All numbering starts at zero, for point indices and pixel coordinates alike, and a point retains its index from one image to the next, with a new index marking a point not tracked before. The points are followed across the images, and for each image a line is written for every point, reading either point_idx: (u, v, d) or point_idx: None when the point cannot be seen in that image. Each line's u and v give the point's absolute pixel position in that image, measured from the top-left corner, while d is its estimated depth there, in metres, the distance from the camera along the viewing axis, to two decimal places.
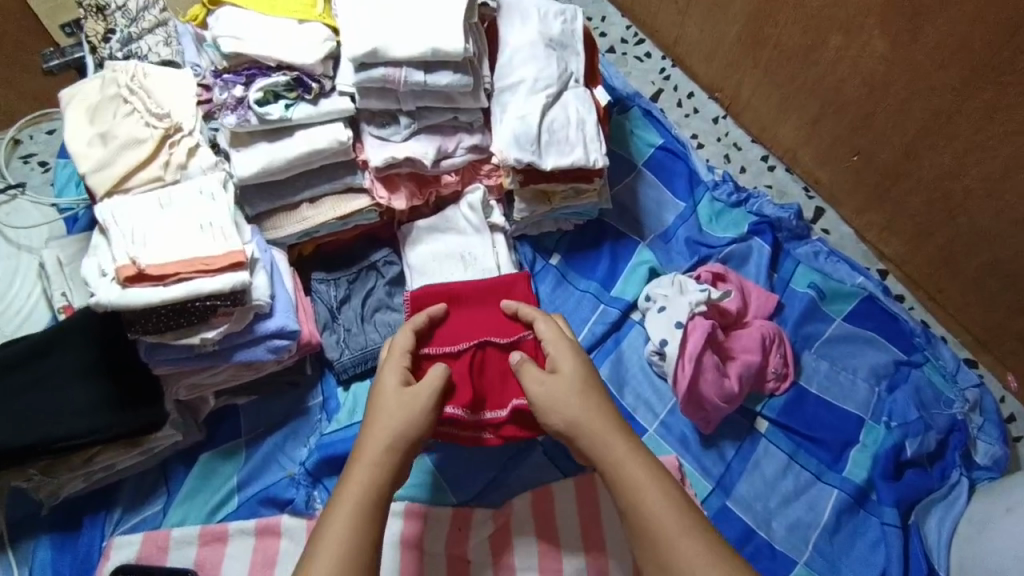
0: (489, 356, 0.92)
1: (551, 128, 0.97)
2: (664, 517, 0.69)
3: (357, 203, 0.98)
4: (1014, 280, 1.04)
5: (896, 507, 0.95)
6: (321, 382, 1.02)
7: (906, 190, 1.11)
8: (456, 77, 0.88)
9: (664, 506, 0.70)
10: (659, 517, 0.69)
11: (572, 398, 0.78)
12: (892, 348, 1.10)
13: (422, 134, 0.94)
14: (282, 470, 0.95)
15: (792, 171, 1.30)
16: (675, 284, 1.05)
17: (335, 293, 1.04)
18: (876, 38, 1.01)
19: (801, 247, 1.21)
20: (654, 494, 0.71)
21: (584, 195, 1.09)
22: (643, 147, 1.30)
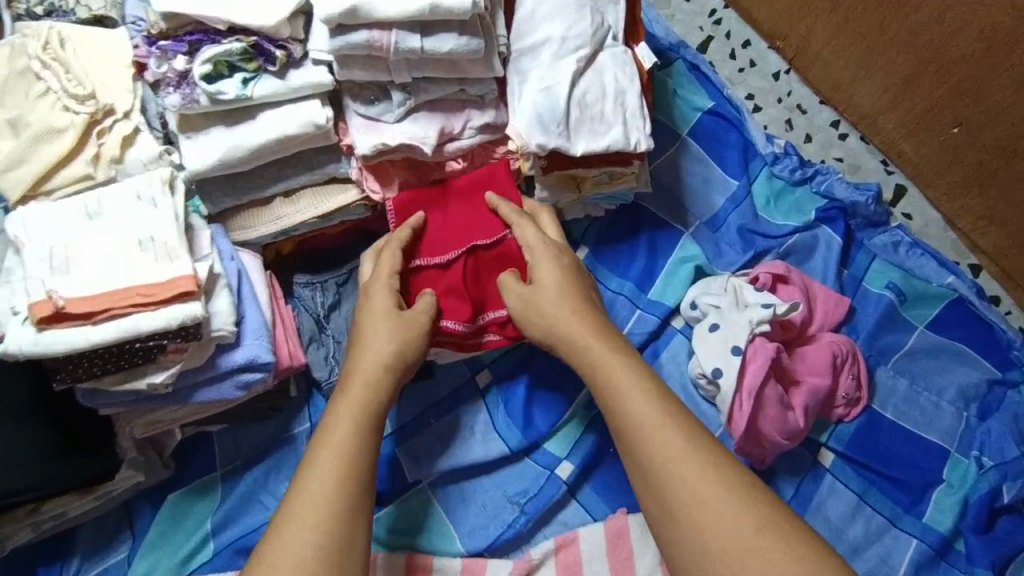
0: (477, 258, 0.81)
1: (582, 101, 0.77)
2: (642, 413, 0.63)
3: (344, 197, 0.80)
4: None
5: (990, 568, 0.79)
6: (308, 404, 0.88)
7: (1020, 172, 0.90)
8: (464, 41, 0.68)
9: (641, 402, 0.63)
10: (637, 412, 0.63)
11: (552, 308, 0.72)
12: (985, 364, 0.92)
13: (421, 112, 0.75)
14: (263, 512, 0.82)
15: (868, 141, 1.09)
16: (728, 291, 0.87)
17: (322, 300, 0.88)
18: None
19: (877, 237, 1.01)
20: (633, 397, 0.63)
21: (620, 179, 0.90)
22: (688, 112, 1.08)
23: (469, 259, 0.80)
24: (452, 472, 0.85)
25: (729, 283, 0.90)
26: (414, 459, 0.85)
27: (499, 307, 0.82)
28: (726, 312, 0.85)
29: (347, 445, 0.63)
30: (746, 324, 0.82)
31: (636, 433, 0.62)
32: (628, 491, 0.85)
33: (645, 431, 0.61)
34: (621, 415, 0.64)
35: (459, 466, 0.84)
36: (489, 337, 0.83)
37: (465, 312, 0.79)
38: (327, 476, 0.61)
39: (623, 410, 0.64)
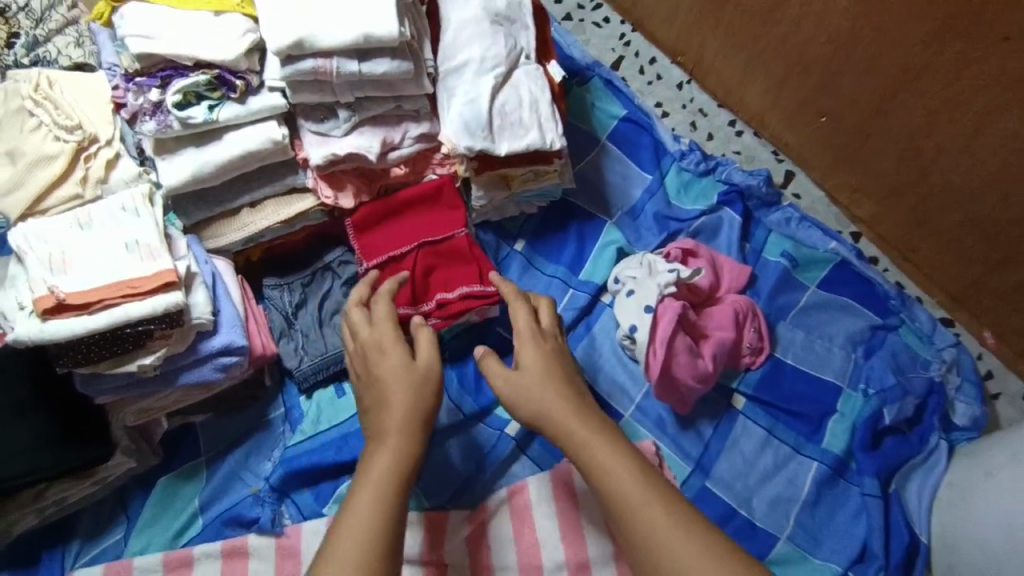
0: (434, 256, 0.96)
1: (502, 110, 0.92)
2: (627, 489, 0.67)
3: (302, 204, 0.92)
4: (989, 237, 0.98)
5: (876, 477, 0.93)
6: (282, 394, 0.99)
7: (876, 149, 1.06)
8: (395, 64, 0.82)
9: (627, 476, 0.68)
10: (623, 489, 0.67)
11: (537, 391, 0.74)
12: (867, 313, 1.07)
13: (365, 127, 0.89)
14: (246, 487, 0.92)
15: (760, 135, 1.26)
16: (643, 264, 1.01)
17: (289, 299, 1.00)
18: None
19: (771, 215, 1.17)
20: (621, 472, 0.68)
21: (544, 176, 1.04)
22: (605, 120, 1.24)
23: (425, 257, 0.95)
24: None
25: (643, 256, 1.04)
26: None
27: (447, 291, 0.94)
28: (641, 279, 0.99)
29: (382, 495, 0.66)
30: (656, 289, 0.96)
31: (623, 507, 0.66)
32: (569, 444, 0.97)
33: (637, 513, 0.65)
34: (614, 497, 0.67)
35: None
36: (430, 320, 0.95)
37: (406, 297, 0.93)
38: (358, 537, 0.62)
39: (609, 483, 0.68)
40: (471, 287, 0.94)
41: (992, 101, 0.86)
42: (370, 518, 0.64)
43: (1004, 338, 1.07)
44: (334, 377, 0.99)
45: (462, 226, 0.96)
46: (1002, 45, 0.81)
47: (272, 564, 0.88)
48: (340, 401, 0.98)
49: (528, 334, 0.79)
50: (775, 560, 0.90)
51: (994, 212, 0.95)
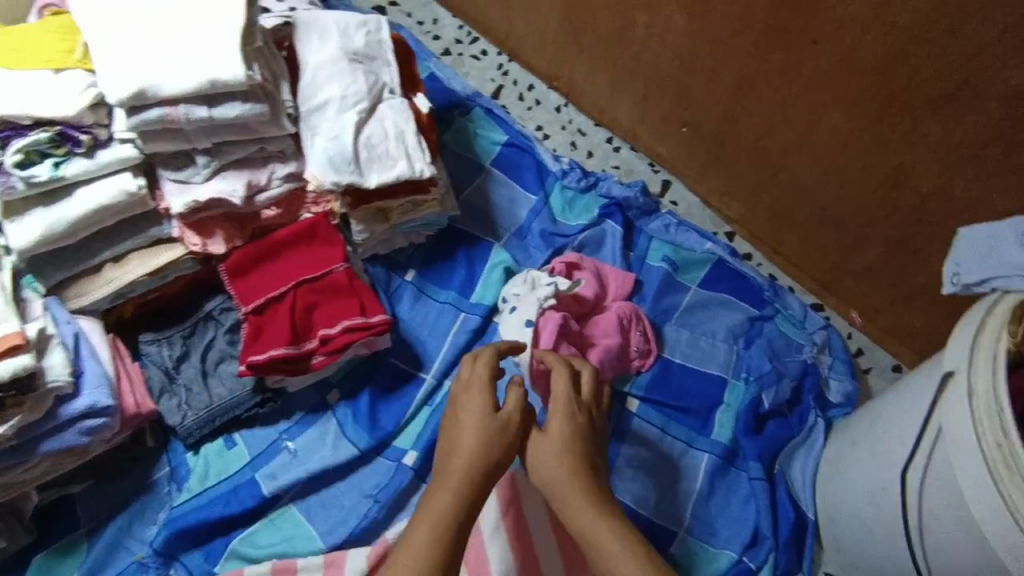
0: (314, 293, 0.95)
1: (368, 143, 0.94)
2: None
3: (170, 254, 0.91)
4: (837, 224, 1.07)
5: (760, 460, 0.97)
6: (167, 451, 0.96)
7: (733, 153, 1.14)
8: (248, 107, 0.83)
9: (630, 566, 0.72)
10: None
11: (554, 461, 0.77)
12: (744, 306, 1.13)
13: (227, 171, 0.89)
14: (130, 555, 0.89)
15: (636, 149, 1.33)
16: (527, 281, 1.05)
17: (169, 353, 0.97)
18: (675, 12, 1.04)
19: (652, 223, 1.22)
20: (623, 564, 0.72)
21: (423, 206, 1.06)
22: (488, 146, 1.28)
23: (304, 295, 0.95)
24: (310, 482, 0.95)
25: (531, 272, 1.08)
26: (274, 473, 0.95)
27: (330, 326, 0.94)
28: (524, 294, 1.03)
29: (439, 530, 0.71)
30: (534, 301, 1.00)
31: None
32: None
33: None
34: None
35: (314, 472, 0.95)
36: (316, 357, 0.94)
37: (287, 337, 0.92)
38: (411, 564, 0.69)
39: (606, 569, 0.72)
40: (354, 320, 0.94)
41: (814, 100, 0.96)
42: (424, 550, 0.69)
43: (870, 317, 1.14)
44: (223, 428, 0.98)
45: (341, 260, 0.97)
46: (812, 50, 0.91)
47: None
48: (229, 453, 0.97)
49: (566, 405, 0.82)
50: (676, 553, 0.92)
51: (836, 201, 1.04)
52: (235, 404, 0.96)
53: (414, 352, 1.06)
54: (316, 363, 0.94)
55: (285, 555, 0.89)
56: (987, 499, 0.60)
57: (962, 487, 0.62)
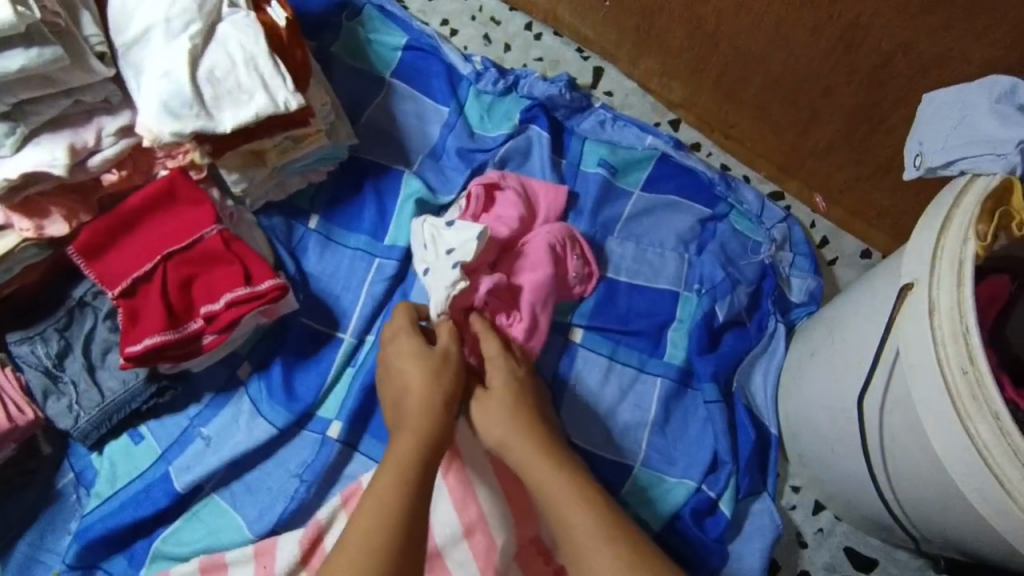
0: (189, 265, 0.83)
1: (211, 77, 0.76)
2: (585, 529, 0.67)
3: (2, 243, 0.77)
4: (790, 98, 0.92)
5: (715, 381, 0.89)
6: (69, 456, 0.87)
7: (665, 26, 0.97)
8: (33, 54, 0.66)
9: (588, 519, 0.67)
10: (579, 530, 0.67)
11: (499, 423, 0.75)
12: (695, 207, 1.00)
13: (43, 136, 0.73)
14: (47, 570, 0.82)
15: (560, 34, 1.13)
16: (429, 250, 0.85)
17: (46, 351, 0.84)
18: None
19: (584, 122, 1.06)
20: (576, 516, 0.68)
21: (307, 139, 0.90)
22: (386, 53, 1.09)
23: (177, 269, 0.82)
24: (231, 467, 0.86)
25: (428, 224, 0.87)
26: (188, 466, 0.85)
27: (212, 301, 0.82)
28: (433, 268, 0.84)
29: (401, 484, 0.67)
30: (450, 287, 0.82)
31: (577, 551, 0.66)
32: None
33: (589, 557, 0.65)
34: (569, 543, 0.67)
35: (231, 459, 0.86)
36: (206, 336, 0.83)
37: (164, 321, 0.80)
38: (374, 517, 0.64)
39: (561, 526, 0.68)
40: (237, 292, 0.82)
41: None
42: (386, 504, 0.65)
43: (834, 200, 1.00)
44: (126, 422, 0.88)
45: (213, 222, 0.83)
46: None
47: None
48: (137, 449, 0.87)
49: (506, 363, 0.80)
50: (633, 490, 0.85)
51: (788, 70, 0.88)
52: (132, 398, 0.85)
53: (327, 309, 0.94)
54: (208, 343, 0.83)
55: (214, 553, 0.82)
56: (954, 439, 0.51)
57: (933, 439, 0.53)
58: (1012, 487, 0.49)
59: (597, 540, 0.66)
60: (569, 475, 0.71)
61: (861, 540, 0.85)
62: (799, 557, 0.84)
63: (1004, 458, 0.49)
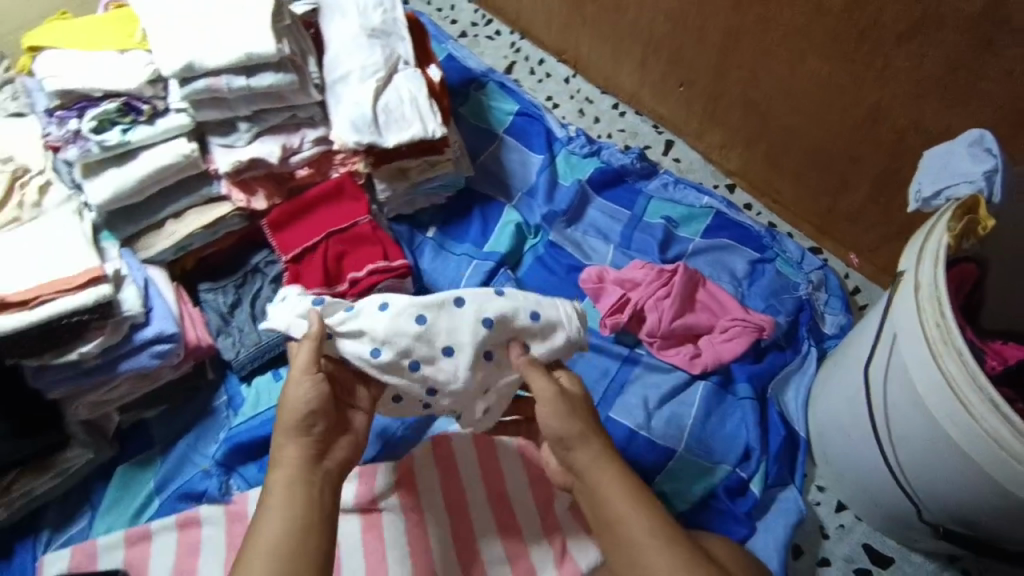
0: (344, 243, 1.08)
1: (386, 108, 1.06)
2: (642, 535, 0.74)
3: (221, 210, 1.05)
4: (827, 166, 1.13)
5: (750, 383, 1.05)
6: (224, 383, 1.09)
7: (726, 107, 1.22)
8: (280, 76, 0.97)
9: (645, 528, 0.75)
10: (637, 534, 0.75)
11: None
12: (746, 251, 1.20)
13: (266, 135, 1.03)
14: (196, 467, 1.02)
15: (641, 114, 1.41)
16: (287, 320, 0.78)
17: (224, 300, 1.11)
18: None
19: (650, 184, 1.30)
20: (636, 523, 0.75)
21: (439, 166, 1.18)
22: (501, 117, 1.39)
23: (336, 244, 1.08)
24: None
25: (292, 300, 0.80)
26: None
27: (358, 270, 1.07)
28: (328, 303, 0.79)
29: (286, 514, 0.70)
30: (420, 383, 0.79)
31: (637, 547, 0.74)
32: None
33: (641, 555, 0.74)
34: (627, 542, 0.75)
35: None
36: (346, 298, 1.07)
37: (321, 280, 1.05)
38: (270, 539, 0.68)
39: (615, 520, 0.76)
40: (378, 265, 1.06)
41: (793, 48, 1.03)
42: (280, 525, 0.69)
43: (866, 257, 1.19)
44: (270, 365, 1.10)
45: (366, 214, 1.10)
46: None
47: (223, 530, 0.96)
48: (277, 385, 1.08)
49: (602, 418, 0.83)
50: (676, 470, 0.99)
51: (826, 143, 1.10)
52: (281, 341, 1.08)
53: None
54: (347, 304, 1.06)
55: None
56: (933, 377, 0.67)
57: (919, 381, 0.69)
58: (972, 408, 0.64)
59: (657, 540, 0.74)
60: (606, 475, 0.77)
61: (879, 540, 0.95)
62: (820, 547, 0.95)
63: (967, 387, 0.64)
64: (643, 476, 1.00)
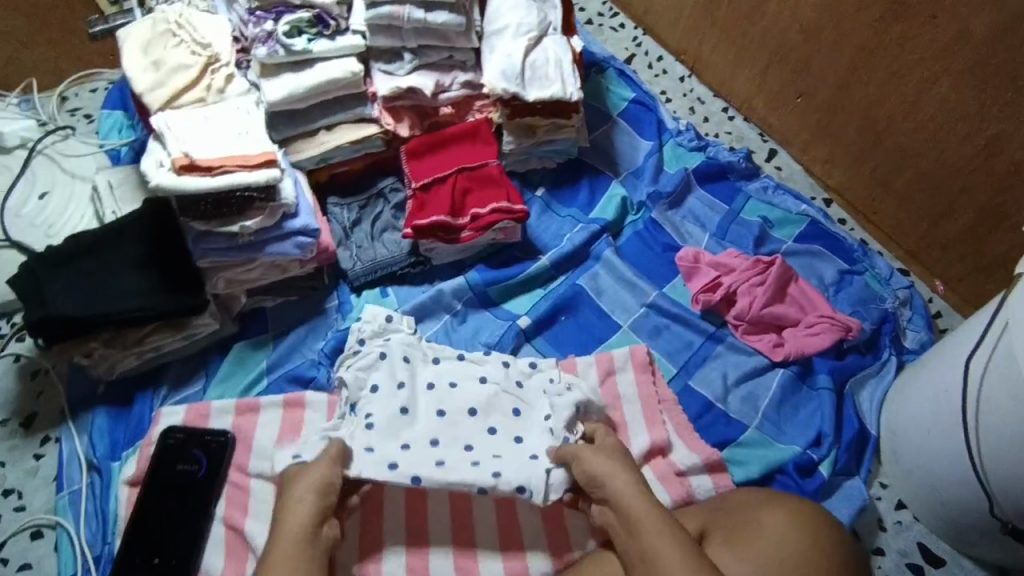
0: (471, 181, 1.16)
1: (533, 65, 1.15)
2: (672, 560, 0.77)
3: (368, 130, 1.14)
4: (933, 190, 1.18)
5: (830, 376, 1.10)
6: (337, 289, 1.18)
7: (841, 122, 1.28)
8: (452, 16, 1.07)
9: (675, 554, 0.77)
10: (668, 560, 0.77)
11: None
12: (837, 260, 1.25)
13: (423, 70, 1.12)
14: (304, 357, 1.11)
15: (749, 120, 1.48)
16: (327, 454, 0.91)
17: (348, 215, 1.20)
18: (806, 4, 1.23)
19: (751, 185, 1.37)
20: (667, 550, 0.77)
21: (564, 130, 1.25)
22: (617, 102, 1.46)
23: (464, 180, 1.16)
24: None
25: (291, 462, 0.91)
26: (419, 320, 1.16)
27: (480, 207, 1.15)
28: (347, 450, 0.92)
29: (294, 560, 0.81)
30: (472, 482, 0.90)
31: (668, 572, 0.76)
32: (572, 345, 1.16)
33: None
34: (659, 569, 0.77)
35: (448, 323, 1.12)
36: (464, 232, 1.15)
37: (446, 210, 1.14)
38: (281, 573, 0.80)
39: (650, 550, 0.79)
40: (500, 205, 1.14)
41: (926, 72, 1.10)
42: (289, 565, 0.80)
43: (952, 286, 1.24)
44: (381, 281, 1.19)
45: (495, 158, 1.18)
46: (930, 23, 1.06)
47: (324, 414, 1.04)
48: (383, 301, 1.17)
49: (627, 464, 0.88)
50: (746, 442, 1.05)
51: (937, 168, 1.16)
52: (396, 261, 1.17)
53: (536, 249, 1.25)
54: (464, 237, 1.15)
55: None
56: None
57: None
58: None
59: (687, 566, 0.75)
60: (636, 505, 0.83)
61: (933, 541, 1.00)
62: (877, 537, 1.00)
63: None
64: (716, 442, 1.06)
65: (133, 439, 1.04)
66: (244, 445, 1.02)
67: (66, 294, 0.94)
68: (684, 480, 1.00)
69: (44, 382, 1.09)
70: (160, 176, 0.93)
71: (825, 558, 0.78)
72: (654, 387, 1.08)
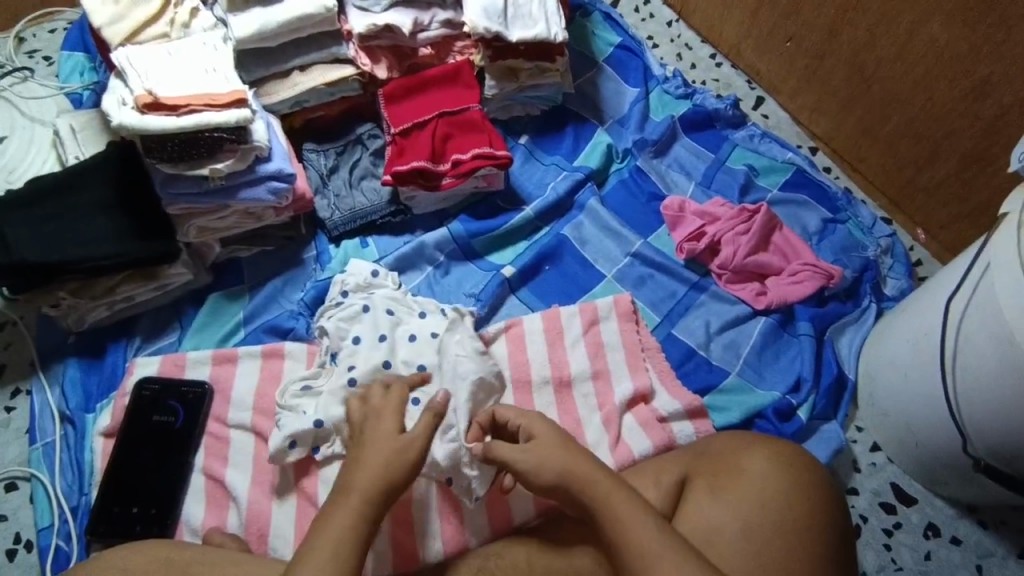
0: (451, 126, 1.12)
1: (516, 3, 1.10)
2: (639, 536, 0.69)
3: (343, 71, 1.09)
4: (918, 136, 1.17)
5: (811, 323, 1.10)
6: (314, 239, 1.15)
7: (829, 67, 1.25)
8: None
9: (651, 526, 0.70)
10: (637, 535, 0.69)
11: None
12: (821, 209, 1.25)
13: (400, 7, 1.07)
14: (282, 308, 1.09)
15: (736, 67, 1.44)
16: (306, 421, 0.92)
17: (325, 162, 1.15)
18: None
19: (738, 133, 1.34)
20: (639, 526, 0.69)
21: (548, 73, 1.20)
22: (602, 47, 1.41)
23: (444, 125, 1.12)
24: None
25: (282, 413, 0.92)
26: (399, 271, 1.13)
27: (462, 152, 1.11)
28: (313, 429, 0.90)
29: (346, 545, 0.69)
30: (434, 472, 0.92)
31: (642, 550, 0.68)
32: (556, 294, 1.15)
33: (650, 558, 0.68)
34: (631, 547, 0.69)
35: None
36: (445, 178, 1.12)
37: (427, 155, 1.10)
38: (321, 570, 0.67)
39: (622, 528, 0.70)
40: (483, 151, 1.11)
41: (917, 12, 1.07)
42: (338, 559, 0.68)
43: (934, 234, 1.24)
44: (359, 231, 1.15)
45: (476, 103, 1.14)
46: None
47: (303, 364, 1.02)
48: (364, 251, 1.14)
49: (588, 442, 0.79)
50: (728, 388, 1.06)
51: (924, 113, 1.14)
52: (375, 209, 1.13)
53: (519, 198, 1.22)
54: (445, 183, 1.12)
55: None
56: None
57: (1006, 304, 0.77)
58: None
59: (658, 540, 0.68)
60: (605, 481, 0.73)
61: (907, 482, 1.03)
62: (852, 478, 1.03)
63: None
64: (698, 389, 1.06)
65: (106, 390, 1.01)
66: (222, 396, 1.00)
67: (26, 238, 0.90)
68: (665, 425, 1.00)
69: (12, 334, 1.05)
70: (123, 114, 0.89)
71: (804, 499, 0.79)
72: (638, 336, 1.07)
